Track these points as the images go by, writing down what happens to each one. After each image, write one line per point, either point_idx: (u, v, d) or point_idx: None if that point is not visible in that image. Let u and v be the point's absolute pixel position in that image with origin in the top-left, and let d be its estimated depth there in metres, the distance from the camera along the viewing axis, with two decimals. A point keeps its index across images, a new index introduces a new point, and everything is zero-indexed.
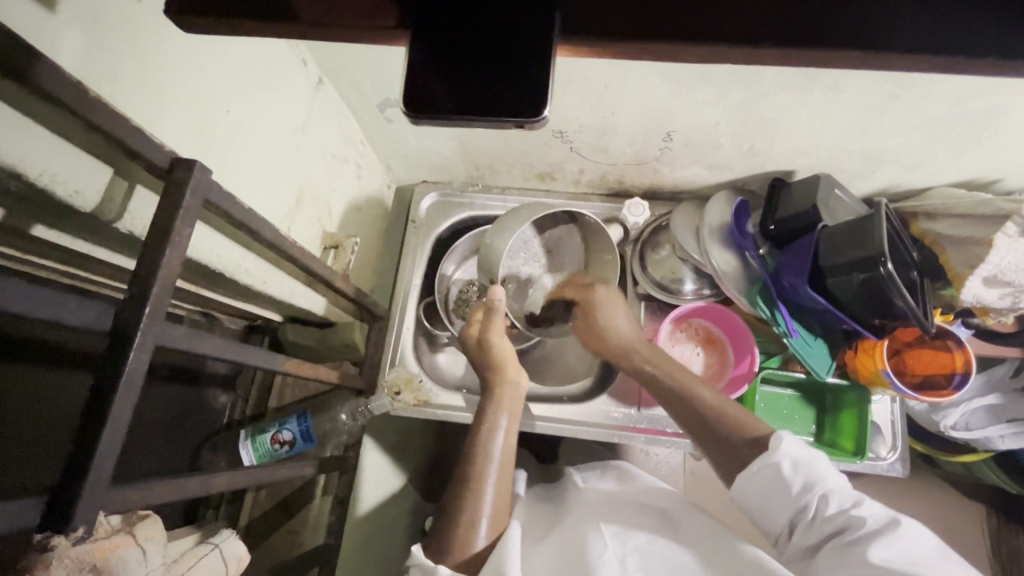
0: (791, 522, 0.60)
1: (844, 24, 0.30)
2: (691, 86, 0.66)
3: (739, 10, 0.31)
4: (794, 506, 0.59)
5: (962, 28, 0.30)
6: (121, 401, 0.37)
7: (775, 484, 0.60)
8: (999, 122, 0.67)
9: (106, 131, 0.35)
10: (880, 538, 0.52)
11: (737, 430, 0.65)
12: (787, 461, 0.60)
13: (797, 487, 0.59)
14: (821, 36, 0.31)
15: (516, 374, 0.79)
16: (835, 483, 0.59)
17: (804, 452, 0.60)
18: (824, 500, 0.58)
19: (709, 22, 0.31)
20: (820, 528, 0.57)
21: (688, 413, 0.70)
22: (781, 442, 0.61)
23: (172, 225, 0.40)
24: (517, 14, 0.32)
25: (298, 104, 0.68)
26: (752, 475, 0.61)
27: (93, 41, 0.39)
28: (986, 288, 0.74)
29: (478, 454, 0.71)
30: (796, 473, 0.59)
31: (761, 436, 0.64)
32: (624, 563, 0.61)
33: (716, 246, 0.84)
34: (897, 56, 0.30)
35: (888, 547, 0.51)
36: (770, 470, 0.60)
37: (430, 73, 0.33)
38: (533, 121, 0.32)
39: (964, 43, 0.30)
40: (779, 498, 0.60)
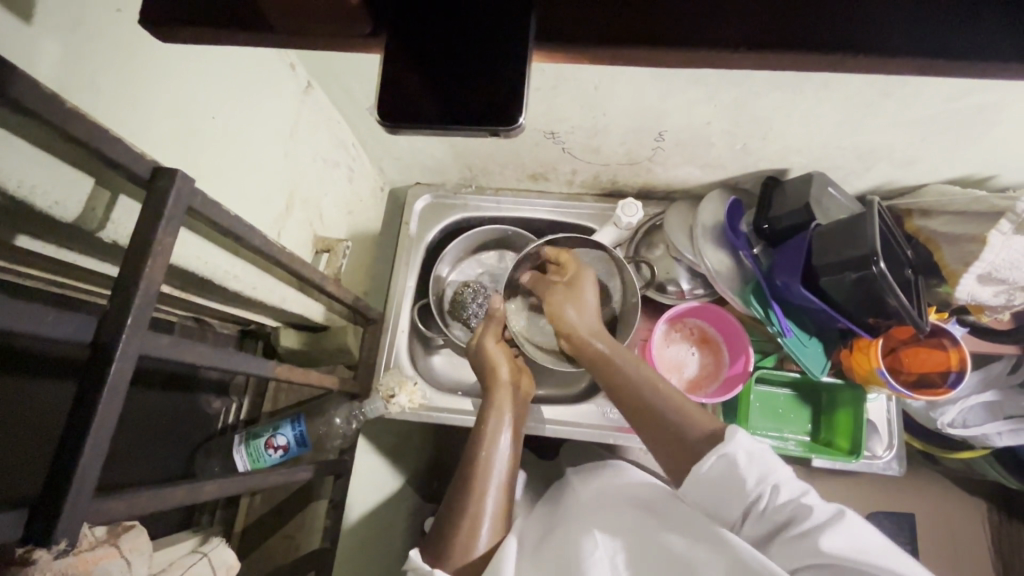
0: (741, 514, 0.59)
1: (812, 29, 0.32)
2: (680, 85, 0.66)
3: (713, 17, 0.32)
4: (746, 498, 0.58)
5: (924, 33, 0.31)
6: (103, 414, 0.37)
7: (727, 478, 0.58)
8: (992, 118, 0.66)
9: (83, 142, 0.35)
10: (832, 529, 0.51)
11: (690, 425, 0.63)
12: (742, 452, 0.58)
13: (750, 479, 0.57)
14: (792, 41, 0.32)
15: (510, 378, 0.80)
16: (785, 474, 0.57)
17: (755, 443, 0.59)
18: (776, 491, 0.56)
19: (686, 30, 0.33)
20: (771, 519, 0.56)
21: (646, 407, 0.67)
22: (735, 435, 0.58)
23: (153, 235, 0.40)
24: (499, 25, 0.34)
25: (286, 109, 0.67)
26: (705, 469, 0.59)
27: (71, 52, 0.39)
28: (981, 285, 0.73)
29: (483, 459, 0.71)
30: (749, 465, 0.57)
31: (715, 431, 0.61)
32: (614, 561, 0.62)
33: (709, 246, 0.85)
34: (865, 60, 0.32)
35: (838, 536, 0.51)
36: (725, 463, 0.58)
37: (414, 84, 0.34)
38: (509, 128, 0.33)
39: (924, 47, 0.31)
40: (731, 491, 0.58)
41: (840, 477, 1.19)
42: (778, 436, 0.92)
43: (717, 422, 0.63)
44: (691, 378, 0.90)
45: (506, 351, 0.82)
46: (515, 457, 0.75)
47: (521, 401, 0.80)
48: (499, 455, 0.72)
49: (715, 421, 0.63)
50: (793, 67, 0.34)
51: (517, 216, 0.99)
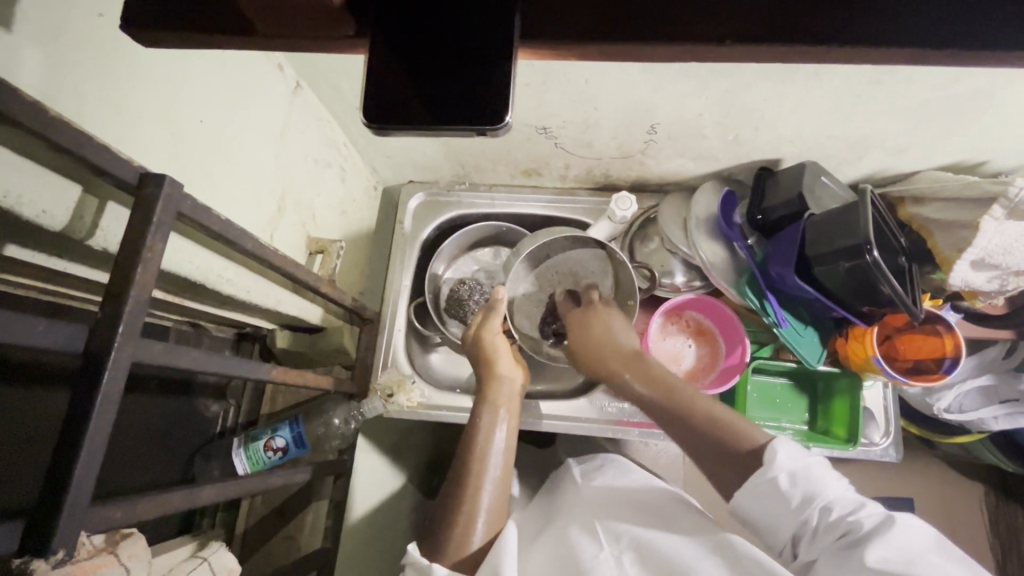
0: (794, 534, 0.57)
1: (783, 19, 0.34)
2: (672, 78, 0.66)
3: (691, 15, 0.34)
4: (795, 519, 0.56)
5: (888, 24, 0.33)
6: (97, 424, 0.36)
7: (775, 499, 0.57)
8: (984, 104, 0.66)
9: (70, 150, 0.35)
10: (880, 543, 0.50)
11: (735, 440, 0.61)
12: (783, 473, 0.57)
13: (795, 499, 0.56)
14: (766, 33, 0.33)
15: (509, 372, 0.79)
16: (834, 491, 0.56)
17: (800, 461, 0.58)
18: (824, 510, 0.55)
19: (663, 26, 0.34)
20: (823, 538, 0.55)
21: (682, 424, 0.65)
22: (776, 455, 0.58)
23: (143, 242, 0.39)
24: (481, 23, 0.34)
25: (276, 111, 0.67)
26: (749, 491, 0.58)
27: (51, 60, 0.39)
28: (975, 271, 0.73)
29: (478, 451, 0.72)
30: (793, 486, 0.56)
31: (758, 445, 0.60)
32: (620, 561, 0.61)
33: (703, 238, 0.85)
34: (836, 48, 0.33)
35: (889, 550, 0.49)
36: (769, 484, 0.57)
37: (405, 87, 0.35)
38: (496, 126, 0.34)
39: (889, 35, 0.33)
40: (780, 512, 0.57)
41: (839, 465, 1.20)
42: (775, 425, 0.92)
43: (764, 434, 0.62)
44: (687, 370, 0.91)
45: (506, 346, 0.80)
46: (511, 452, 0.75)
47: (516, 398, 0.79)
48: (495, 450, 0.72)
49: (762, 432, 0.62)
50: (770, 59, 0.35)
51: (511, 212, 0.99)
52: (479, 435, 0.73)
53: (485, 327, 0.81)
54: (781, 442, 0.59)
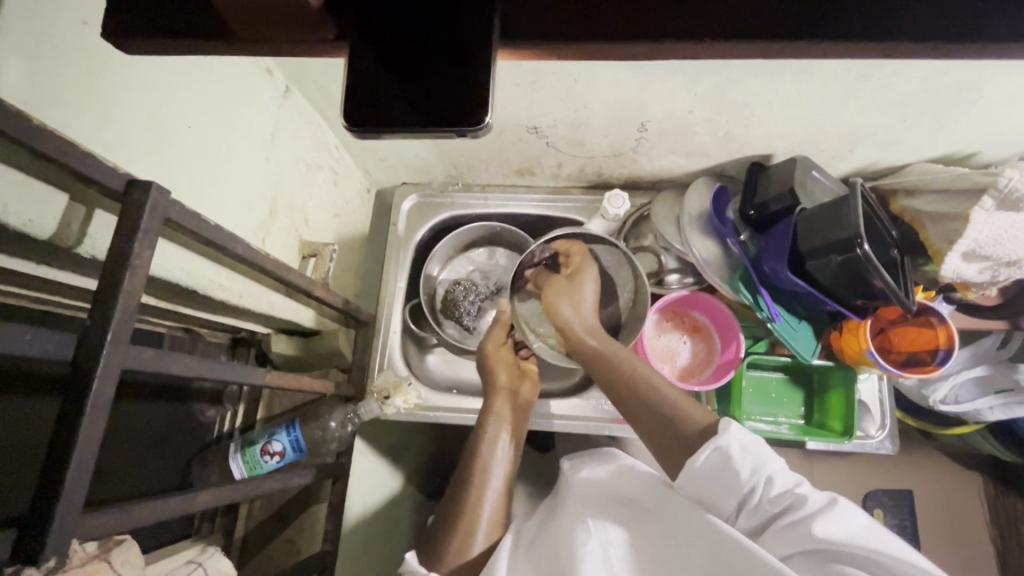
0: (736, 507, 0.58)
1: (761, 14, 0.35)
2: (660, 75, 0.66)
3: (672, 12, 0.35)
4: (740, 491, 0.57)
5: (857, 19, 0.34)
6: (85, 436, 0.36)
7: (723, 471, 0.57)
8: (972, 97, 0.66)
9: (54, 159, 0.35)
10: (824, 515, 0.52)
11: (684, 420, 0.62)
12: (735, 445, 0.57)
13: (745, 470, 0.57)
14: (742, 30, 0.35)
15: (509, 385, 0.80)
16: (778, 466, 0.57)
17: (749, 437, 0.58)
18: (769, 482, 0.56)
19: (643, 23, 0.35)
20: (765, 510, 0.56)
21: (642, 405, 0.66)
22: (729, 427, 0.58)
23: (130, 247, 0.39)
24: (465, 25, 0.35)
25: (265, 115, 0.67)
26: (698, 464, 0.58)
27: (36, 70, 0.39)
28: (967, 263, 0.74)
29: (480, 460, 0.71)
30: (743, 458, 0.57)
31: (708, 425, 0.61)
32: (609, 556, 0.62)
33: (695, 234, 0.85)
34: (811, 42, 0.35)
35: (832, 522, 0.51)
36: (719, 455, 0.58)
37: (391, 90, 0.36)
38: (477, 128, 0.34)
39: (860, 26, 0.34)
40: (727, 484, 0.58)
41: (837, 458, 1.21)
42: (771, 420, 0.93)
43: (713, 416, 0.63)
44: (684, 366, 0.91)
45: (507, 358, 0.82)
46: (514, 463, 0.74)
47: (522, 408, 0.79)
48: (497, 460, 0.72)
49: (708, 415, 0.63)
50: (745, 55, 0.37)
51: (504, 212, 0.99)
52: (480, 445, 0.73)
53: (490, 338, 0.84)
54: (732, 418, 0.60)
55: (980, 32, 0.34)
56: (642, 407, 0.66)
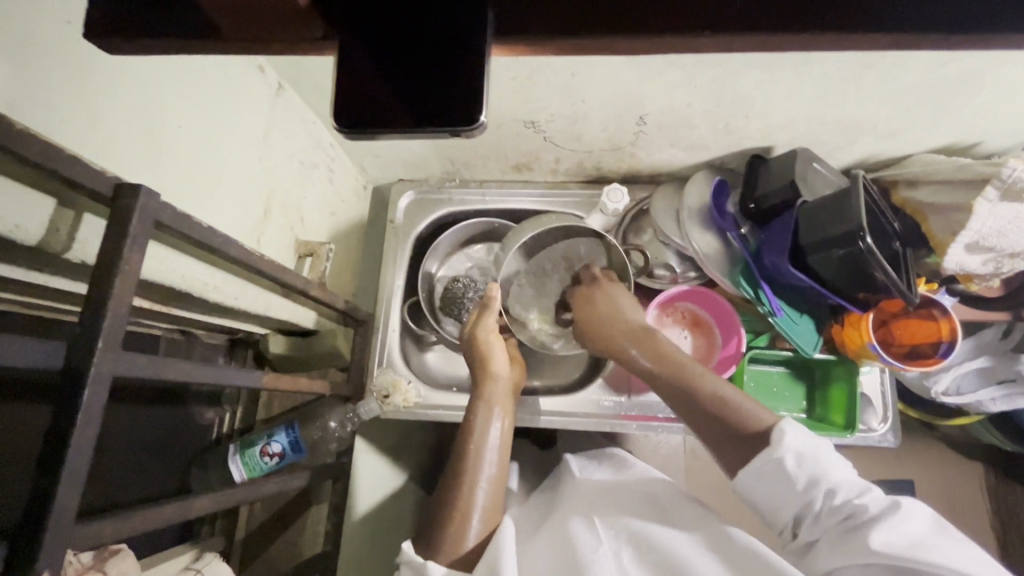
0: (795, 517, 0.57)
1: (762, 5, 0.34)
2: (659, 68, 0.64)
3: (666, 5, 0.34)
4: (798, 501, 0.56)
5: (859, 10, 0.34)
6: (78, 444, 0.36)
7: (779, 480, 0.57)
8: (976, 86, 0.65)
9: (39, 164, 0.34)
10: (883, 526, 0.50)
11: (746, 422, 0.61)
12: (791, 453, 0.56)
13: (801, 480, 0.56)
14: (742, 23, 0.34)
15: (502, 369, 0.78)
16: (840, 475, 0.56)
17: (808, 445, 0.57)
18: (829, 492, 0.55)
19: (640, 15, 0.34)
20: (825, 521, 0.55)
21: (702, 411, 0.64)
22: (784, 436, 0.58)
23: (119, 254, 0.39)
24: (457, 21, 0.34)
25: (257, 113, 0.66)
26: (755, 470, 0.58)
27: (18, 71, 0.38)
28: (970, 254, 0.73)
29: (473, 449, 0.71)
30: (799, 468, 0.56)
31: (765, 428, 0.60)
32: (619, 557, 0.60)
33: (696, 228, 0.84)
34: (812, 36, 0.34)
35: (892, 532, 0.49)
36: (773, 465, 0.57)
37: (383, 87, 0.35)
38: (472, 127, 0.34)
39: (864, 18, 0.34)
40: (784, 493, 0.57)
41: (839, 451, 1.20)
42: (773, 414, 0.92)
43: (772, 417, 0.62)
44: None
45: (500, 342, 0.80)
46: (506, 447, 0.75)
47: (512, 392, 0.79)
48: (489, 448, 0.72)
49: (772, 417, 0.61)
50: (743, 48, 0.36)
51: (502, 207, 0.98)
52: (474, 432, 0.72)
53: (478, 325, 0.81)
54: (788, 425, 0.59)
55: (989, 23, 0.33)
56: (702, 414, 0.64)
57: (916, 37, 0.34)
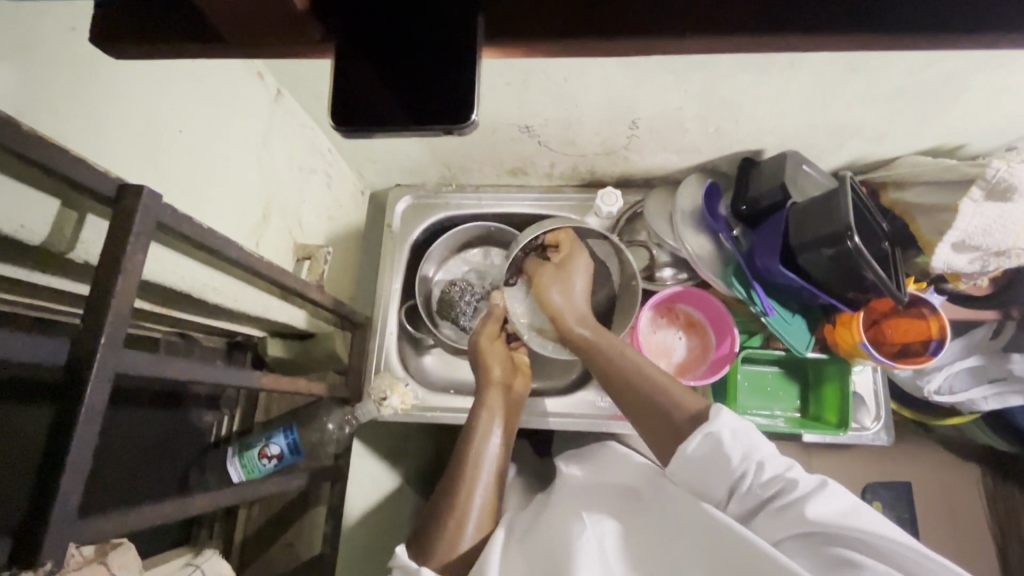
0: (728, 492, 0.58)
1: (745, 6, 0.35)
2: (649, 72, 0.66)
3: (650, 8, 0.35)
4: (732, 477, 0.57)
5: (838, 10, 0.35)
6: (80, 438, 0.37)
7: (714, 457, 0.58)
8: (959, 89, 0.67)
9: (45, 164, 0.35)
10: (815, 498, 0.52)
11: (673, 405, 0.63)
12: (726, 431, 0.57)
13: (736, 457, 0.57)
14: (726, 24, 0.35)
15: (503, 377, 0.80)
16: (768, 449, 0.57)
17: (739, 422, 0.59)
18: (760, 468, 0.56)
19: (628, 18, 0.36)
20: (756, 495, 0.56)
21: (630, 392, 0.67)
22: (719, 413, 0.58)
23: (122, 252, 0.40)
24: (450, 26, 0.35)
25: (256, 119, 0.67)
26: (691, 450, 0.58)
27: (24, 76, 0.39)
28: (957, 254, 0.74)
29: (471, 458, 0.72)
30: (734, 443, 0.57)
31: (700, 411, 0.61)
32: (602, 545, 0.62)
33: (688, 231, 0.86)
34: (793, 36, 0.35)
35: (824, 504, 0.52)
36: (710, 441, 0.57)
37: (379, 89, 0.36)
38: (464, 126, 0.35)
39: (845, 19, 0.35)
40: (717, 470, 0.58)
41: (835, 452, 1.21)
42: (767, 413, 0.93)
43: (705, 402, 0.62)
44: (680, 362, 0.91)
45: (502, 351, 0.82)
46: (506, 455, 0.75)
47: (516, 404, 0.79)
48: (489, 455, 0.73)
49: (700, 400, 0.63)
50: (727, 48, 0.37)
51: (499, 212, 0.99)
52: (474, 437, 0.73)
53: (483, 332, 0.83)
54: (721, 404, 0.60)
55: (961, 22, 0.35)
56: (631, 394, 0.67)
57: (894, 37, 0.35)
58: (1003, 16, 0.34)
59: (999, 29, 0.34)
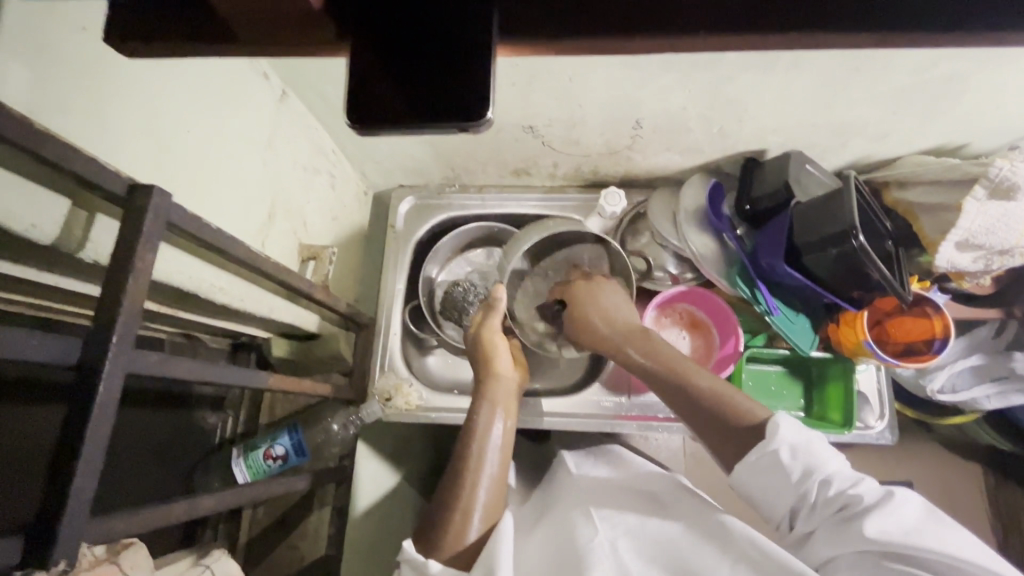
0: (791, 508, 0.58)
1: (754, 6, 0.35)
2: (654, 72, 0.66)
3: (660, 7, 0.36)
4: (794, 493, 0.57)
5: (847, 9, 0.35)
6: (92, 437, 0.37)
7: (774, 472, 0.57)
8: (962, 89, 0.67)
9: (58, 163, 0.35)
10: (877, 514, 0.51)
11: (737, 412, 0.62)
12: (786, 446, 0.57)
13: (796, 472, 0.56)
14: (735, 23, 0.35)
15: (506, 370, 0.80)
16: (833, 465, 0.57)
17: (801, 436, 0.58)
18: (823, 484, 0.56)
19: (637, 18, 0.36)
20: (820, 511, 0.56)
21: (692, 404, 0.65)
22: (778, 428, 0.58)
23: (134, 251, 0.40)
24: (461, 24, 0.36)
25: (262, 119, 0.67)
26: (753, 462, 0.58)
27: (35, 75, 0.39)
28: (961, 252, 0.74)
29: (474, 450, 0.72)
30: (795, 459, 0.57)
31: (762, 420, 0.60)
32: (615, 546, 0.61)
33: (692, 230, 0.85)
34: (802, 35, 0.36)
35: (887, 520, 0.50)
36: (770, 458, 0.57)
37: (388, 85, 0.36)
38: (475, 124, 0.35)
39: (854, 18, 0.35)
40: (779, 486, 0.57)
41: (837, 451, 1.21)
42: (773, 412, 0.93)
43: (766, 411, 0.62)
44: None
45: (504, 342, 0.82)
46: (510, 444, 0.75)
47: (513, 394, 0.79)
48: (491, 445, 0.73)
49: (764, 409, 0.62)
50: (735, 47, 0.37)
51: (502, 212, 0.99)
52: (475, 429, 0.73)
53: (486, 325, 0.83)
54: (781, 417, 0.59)
55: (969, 20, 0.35)
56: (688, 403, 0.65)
57: (903, 36, 0.36)
58: (1012, 15, 0.35)
59: (1008, 27, 0.35)
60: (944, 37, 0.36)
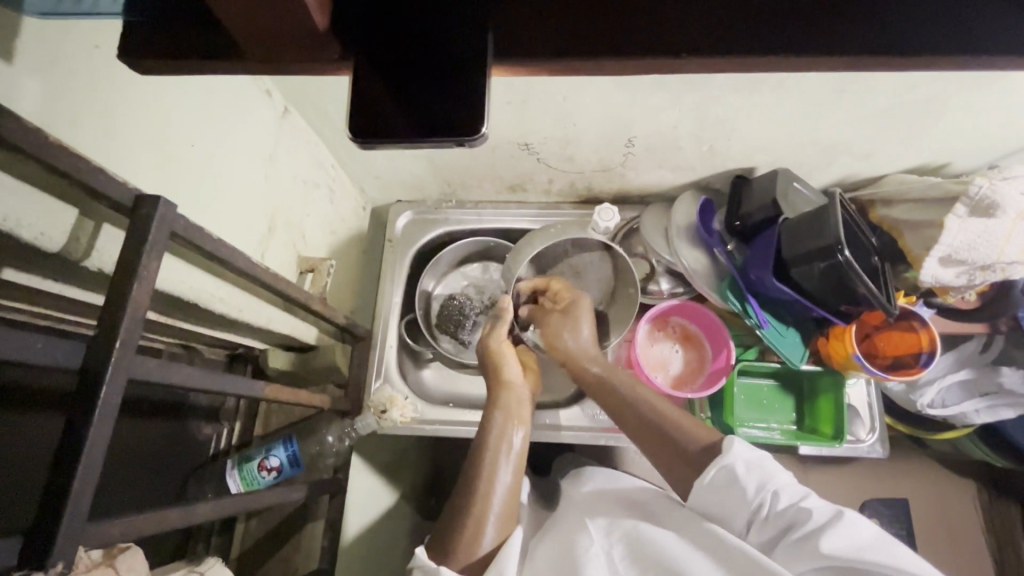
0: (747, 523, 0.60)
1: (731, 28, 0.37)
2: (646, 92, 0.69)
3: (643, 28, 0.38)
4: (748, 508, 0.59)
5: (818, 34, 0.37)
6: (92, 443, 0.37)
7: (730, 487, 0.60)
8: (941, 110, 0.70)
9: (70, 173, 0.36)
10: (829, 530, 0.53)
11: (687, 436, 0.65)
12: (740, 463, 0.60)
13: (750, 487, 0.59)
14: (714, 46, 0.37)
15: (516, 378, 0.81)
16: (783, 480, 0.59)
17: (754, 454, 0.61)
18: (776, 497, 0.58)
19: (623, 40, 0.38)
20: (773, 526, 0.57)
21: (641, 422, 0.70)
22: (732, 446, 0.61)
23: (138, 260, 0.41)
24: (458, 45, 0.38)
25: (265, 133, 0.69)
26: (707, 482, 0.61)
27: (49, 88, 0.41)
28: (944, 267, 0.76)
29: (492, 451, 0.72)
30: (748, 474, 0.59)
31: (713, 442, 0.64)
32: (610, 553, 0.62)
33: (683, 245, 0.87)
34: (779, 58, 0.38)
35: (839, 536, 0.52)
36: (724, 473, 0.60)
37: (387, 102, 0.38)
38: (473, 138, 0.37)
39: (826, 41, 0.37)
40: (735, 501, 0.60)
41: (832, 468, 1.22)
42: (763, 426, 0.94)
43: (715, 434, 0.65)
44: (676, 375, 0.92)
45: (512, 352, 0.83)
46: (524, 453, 0.75)
47: (524, 401, 0.79)
48: (508, 450, 0.73)
49: (713, 433, 0.66)
50: (716, 67, 0.39)
51: (498, 227, 1.01)
52: (491, 434, 0.74)
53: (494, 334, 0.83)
54: (735, 437, 0.63)
55: (932, 45, 0.37)
56: (642, 426, 0.69)
57: (873, 61, 0.38)
58: (971, 42, 0.37)
59: (970, 52, 0.37)
60: (909, 63, 0.38)
